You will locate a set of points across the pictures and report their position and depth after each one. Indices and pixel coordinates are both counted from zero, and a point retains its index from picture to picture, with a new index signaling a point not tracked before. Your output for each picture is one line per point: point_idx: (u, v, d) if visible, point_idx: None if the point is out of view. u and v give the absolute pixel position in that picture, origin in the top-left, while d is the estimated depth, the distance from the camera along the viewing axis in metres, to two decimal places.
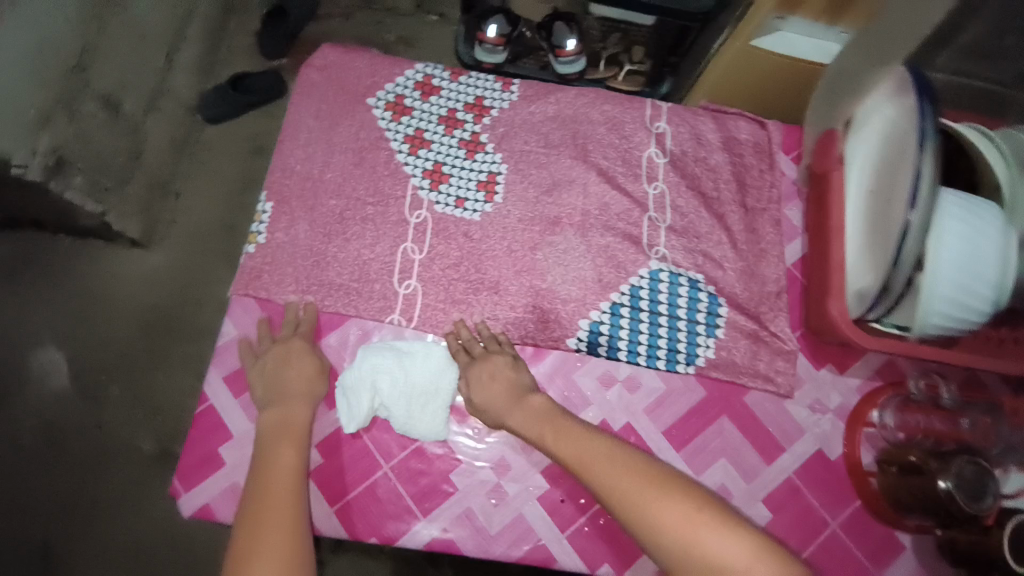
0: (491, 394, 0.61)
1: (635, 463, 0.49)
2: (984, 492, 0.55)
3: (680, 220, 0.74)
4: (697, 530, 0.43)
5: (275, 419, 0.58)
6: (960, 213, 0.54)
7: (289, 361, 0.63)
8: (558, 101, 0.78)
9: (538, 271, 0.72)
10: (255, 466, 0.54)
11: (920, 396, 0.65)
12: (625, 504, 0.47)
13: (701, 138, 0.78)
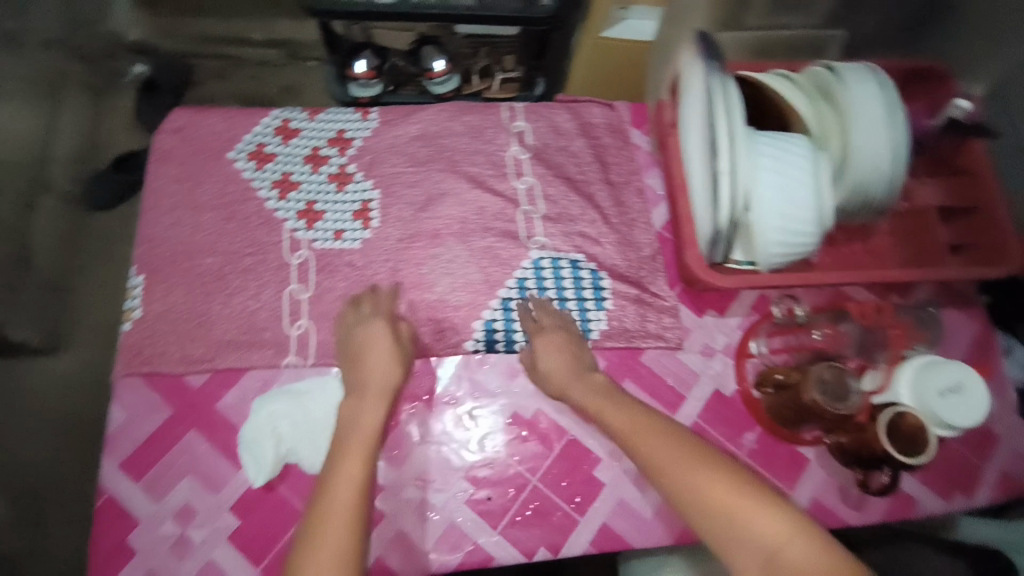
0: (554, 361, 0.63)
1: (677, 438, 0.50)
2: (849, 391, 0.56)
3: (554, 208, 0.78)
4: (744, 511, 0.43)
5: (354, 409, 0.57)
6: (768, 151, 0.60)
7: (378, 347, 0.62)
8: (420, 120, 0.79)
9: (426, 285, 0.73)
10: (331, 457, 0.54)
11: (783, 319, 0.71)
12: (674, 482, 0.47)
13: (559, 129, 0.82)
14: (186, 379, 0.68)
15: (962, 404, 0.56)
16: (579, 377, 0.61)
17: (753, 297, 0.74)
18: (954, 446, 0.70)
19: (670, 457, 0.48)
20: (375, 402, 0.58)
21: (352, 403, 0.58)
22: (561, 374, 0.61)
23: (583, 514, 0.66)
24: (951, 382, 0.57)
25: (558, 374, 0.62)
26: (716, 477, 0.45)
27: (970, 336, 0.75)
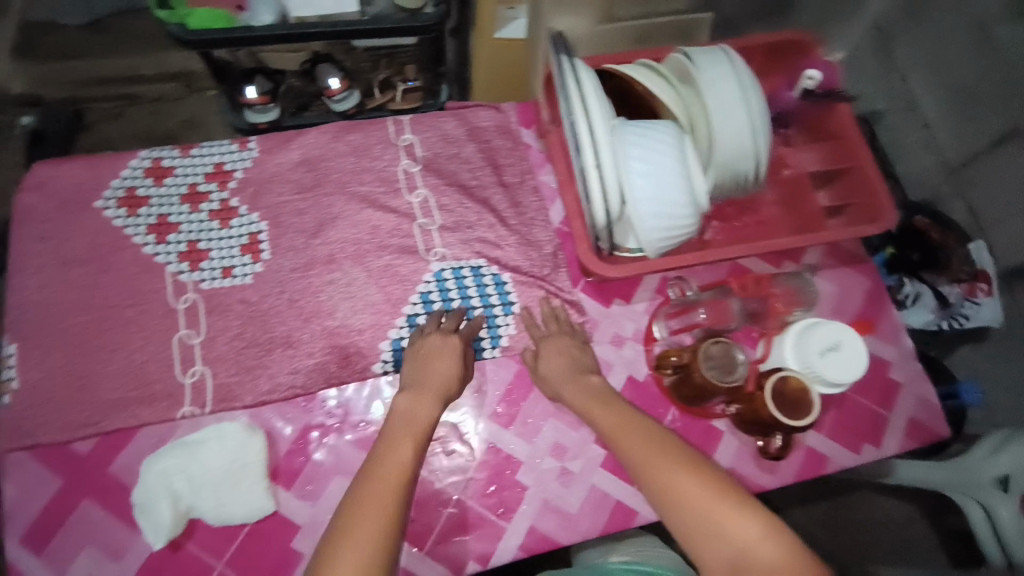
0: (553, 366, 0.65)
1: (661, 441, 0.53)
2: (735, 362, 0.59)
3: (450, 217, 0.77)
4: (717, 513, 0.47)
5: (409, 404, 0.58)
6: (634, 137, 0.61)
7: (445, 354, 0.63)
8: (301, 144, 0.77)
9: (326, 312, 0.71)
10: (380, 442, 0.55)
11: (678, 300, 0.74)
12: (654, 485, 0.51)
13: (447, 137, 0.81)
14: (74, 447, 0.64)
15: (843, 360, 0.59)
16: (574, 381, 0.63)
17: (655, 280, 0.75)
18: (860, 402, 0.72)
19: (661, 463, 0.51)
20: (427, 398, 0.59)
21: (410, 399, 0.58)
22: (561, 377, 0.64)
23: (508, 521, 0.65)
24: (831, 341, 0.60)
25: (559, 377, 0.64)
26: (700, 486, 0.49)
27: (864, 291, 0.78)
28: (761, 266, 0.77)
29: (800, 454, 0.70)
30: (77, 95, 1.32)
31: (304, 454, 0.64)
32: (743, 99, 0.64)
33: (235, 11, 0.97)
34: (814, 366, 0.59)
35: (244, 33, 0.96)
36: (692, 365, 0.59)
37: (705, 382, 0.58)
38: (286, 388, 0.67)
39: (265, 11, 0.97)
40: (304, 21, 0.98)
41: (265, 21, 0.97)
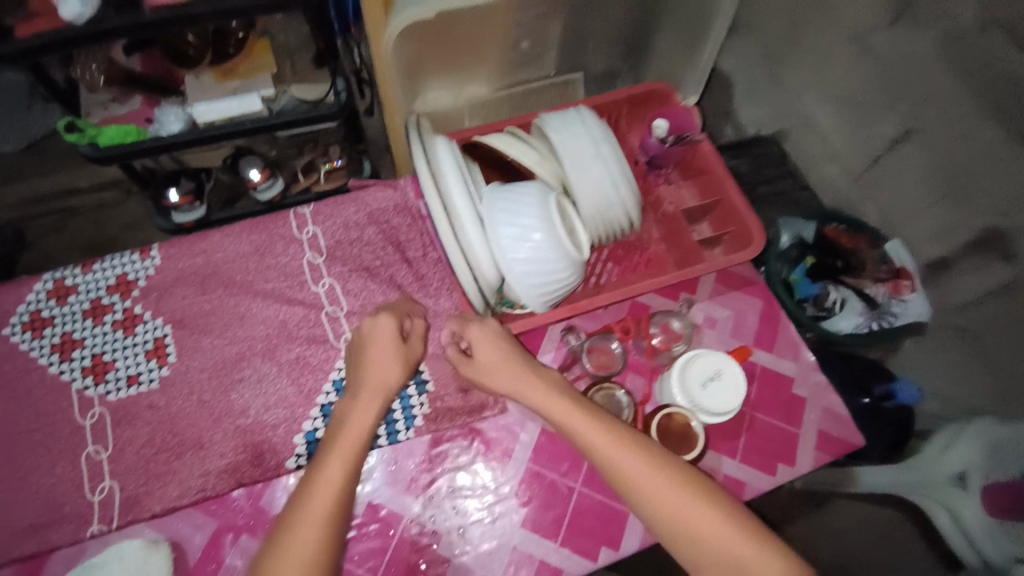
0: (488, 353, 0.66)
1: (644, 451, 0.58)
2: None
3: (356, 301, 0.79)
4: (691, 512, 0.55)
5: (346, 408, 0.63)
6: (502, 203, 0.65)
7: (381, 343, 0.67)
8: (204, 249, 0.79)
9: (237, 410, 0.72)
10: (322, 451, 0.60)
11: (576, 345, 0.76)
12: (638, 485, 0.57)
13: (348, 223, 0.84)
14: None
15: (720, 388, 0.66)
16: (507, 369, 0.65)
17: (554, 329, 0.76)
18: (768, 421, 0.75)
19: (668, 488, 0.56)
20: (369, 401, 0.63)
21: (348, 402, 0.64)
22: (508, 376, 0.64)
23: None
24: (709, 373, 0.66)
25: (507, 364, 0.65)
26: (679, 490, 0.56)
27: (759, 312, 0.82)
28: (662, 300, 0.81)
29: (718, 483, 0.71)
30: (15, 217, 1.35)
31: (216, 557, 0.64)
32: (598, 151, 0.69)
33: (146, 125, 1.02)
34: (692, 395, 0.66)
35: (152, 143, 1.00)
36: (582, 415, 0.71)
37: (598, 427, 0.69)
38: (196, 492, 0.67)
39: (174, 119, 1.02)
40: (212, 125, 1.03)
41: (175, 130, 1.02)
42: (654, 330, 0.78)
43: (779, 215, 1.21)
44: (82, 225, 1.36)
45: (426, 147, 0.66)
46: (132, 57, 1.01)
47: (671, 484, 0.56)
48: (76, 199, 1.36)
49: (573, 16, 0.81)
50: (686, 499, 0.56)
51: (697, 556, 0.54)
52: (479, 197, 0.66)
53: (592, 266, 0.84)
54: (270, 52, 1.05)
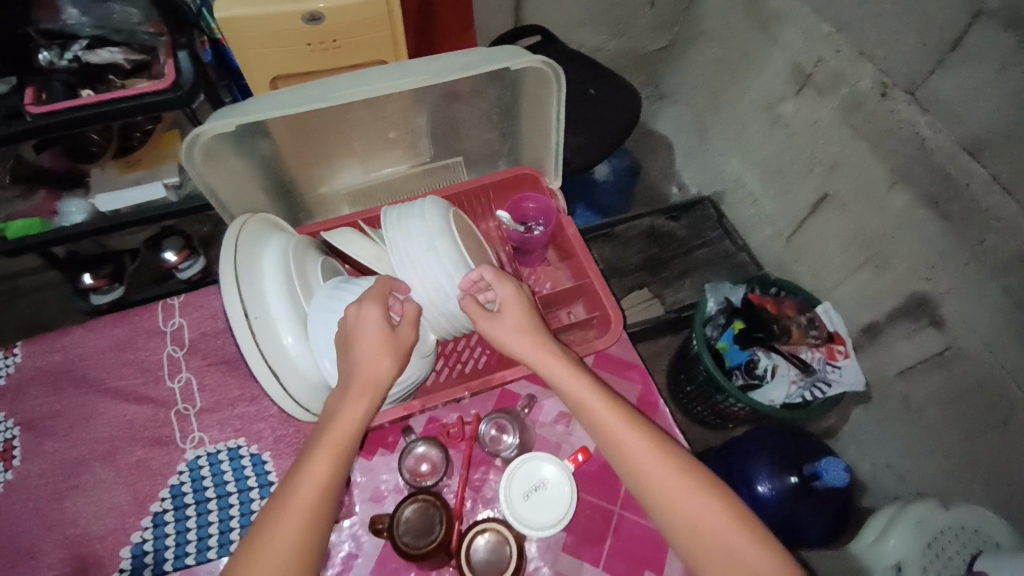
0: (515, 316, 0.65)
1: (654, 445, 0.61)
2: (433, 523, 0.62)
3: (210, 397, 0.77)
4: (694, 507, 0.58)
5: (336, 403, 0.59)
6: (325, 308, 0.64)
7: (368, 332, 0.59)
8: (63, 345, 0.79)
9: (68, 519, 0.69)
10: (314, 441, 0.58)
11: (408, 448, 0.69)
12: (646, 473, 0.59)
13: (218, 313, 0.83)
14: None
15: (546, 498, 0.66)
16: (533, 339, 0.64)
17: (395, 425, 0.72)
18: (637, 520, 0.69)
19: (662, 475, 0.59)
20: (358, 397, 0.59)
21: (337, 394, 0.60)
22: (528, 346, 0.64)
23: None
24: (535, 480, 0.66)
25: (520, 340, 0.64)
26: (687, 484, 0.58)
27: (636, 399, 0.78)
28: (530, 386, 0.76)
29: None
30: None
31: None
32: (431, 246, 0.68)
33: (50, 216, 1.06)
34: (515, 507, 0.65)
35: (56, 234, 1.05)
36: (390, 536, 0.62)
37: (402, 553, 0.61)
38: None
39: (76, 210, 1.06)
40: (118, 213, 1.06)
41: (77, 220, 1.06)
42: (484, 429, 0.72)
43: (707, 284, 1.23)
44: (29, 304, 1.37)
45: (241, 250, 0.63)
46: (43, 153, 1.03)
47: (677, 477, 0.59)
48: (22, 280, 1.38)
49: (435, 111, 0.80)
50: (679, 489, 0.58)
51: (683, 540, 0.57)
52: (304, 301, 0.65)
53: (460, 351, 0.83)
54: (177, 142, 1.08)
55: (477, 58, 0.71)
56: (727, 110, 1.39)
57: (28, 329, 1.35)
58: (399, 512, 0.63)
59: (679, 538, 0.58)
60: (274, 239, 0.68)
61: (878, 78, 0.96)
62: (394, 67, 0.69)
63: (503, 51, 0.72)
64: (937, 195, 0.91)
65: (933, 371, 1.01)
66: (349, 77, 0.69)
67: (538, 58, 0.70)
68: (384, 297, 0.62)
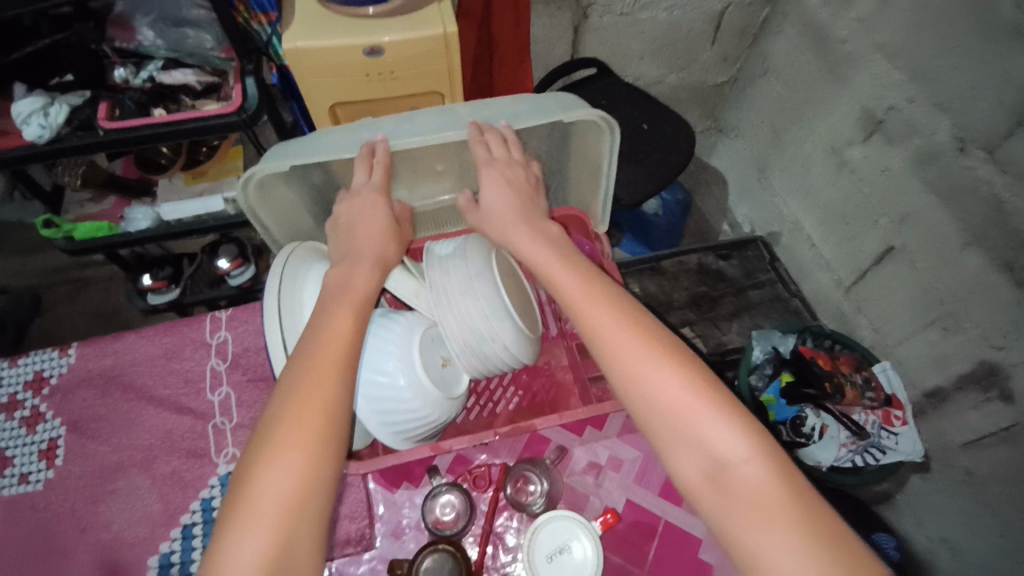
0: (497, 195, 0.68)
1: (642, 330, 0.56)
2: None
3: (246, 413, 0.79)
4: (680, 394, 0.52)
5: (345, 276, 0.63)
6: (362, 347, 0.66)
7: (376, 219, 0.68)
8: (116, 350, 0.82)
9: (101, 523, 0.71)
10: (321, 309, 0.59)
11: (436, 492, 0.68)
12: (625, 355, 0.54)
13: (261, 330, 0.85)
14: None
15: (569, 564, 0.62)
16: (519, 224, 0.67)
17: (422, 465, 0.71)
18: None
19: (632, 351, 0.54)
20: (370, 269, 0.64)
21: (344, 270, 0.63)
22: (501, 231, 0.68)
23: None
24: (560, 542, 0.64)
25: (501, 215, 0.68)
26: (675, 368, 0.53)
27: None
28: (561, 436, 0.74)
29: None
30: (34, 284, 1.45)
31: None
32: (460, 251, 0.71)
33: (118, 221, 1.11)
34: (537, 568, 0.63)
35: (122, 239, 1.10)
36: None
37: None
38: None
39: (141, 217, 1.10)
40: (178, 222, 1.10)
41: (142, 227, 1.10)
42: (509, 478, 0.70)
43: (754, 332, 1.15)
44: (95, 295, 1.46)
45: (286, 272, 0.66)
46: (116, 162, 1.16)
47: (666, 362, 0.53)
48: (91, 271, 1.47)
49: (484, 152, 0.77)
50: (659, 368, 0.53)
51: (658, 425, 0.52)
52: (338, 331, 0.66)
53: (492, 390, 0.82)
54: (240, 158, 1.16)
55: (529, 108, 0.71)
56: (788, 150, 1.33)
57: (91, 319, 1.43)
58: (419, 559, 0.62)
59: (655, 423, 0.52)
60: (315, 266, 0.69)
61: (954, 132, 0.90)
62: (447, 116, 0.70)
63: (556, 103, 0.72)
64: (1015, 260, 0.84)
65: (1000, 447, 0.93)
66: (401, 120, 0.70)
67: (592, 112, 0.69)
68: (385, 174, 0.68)
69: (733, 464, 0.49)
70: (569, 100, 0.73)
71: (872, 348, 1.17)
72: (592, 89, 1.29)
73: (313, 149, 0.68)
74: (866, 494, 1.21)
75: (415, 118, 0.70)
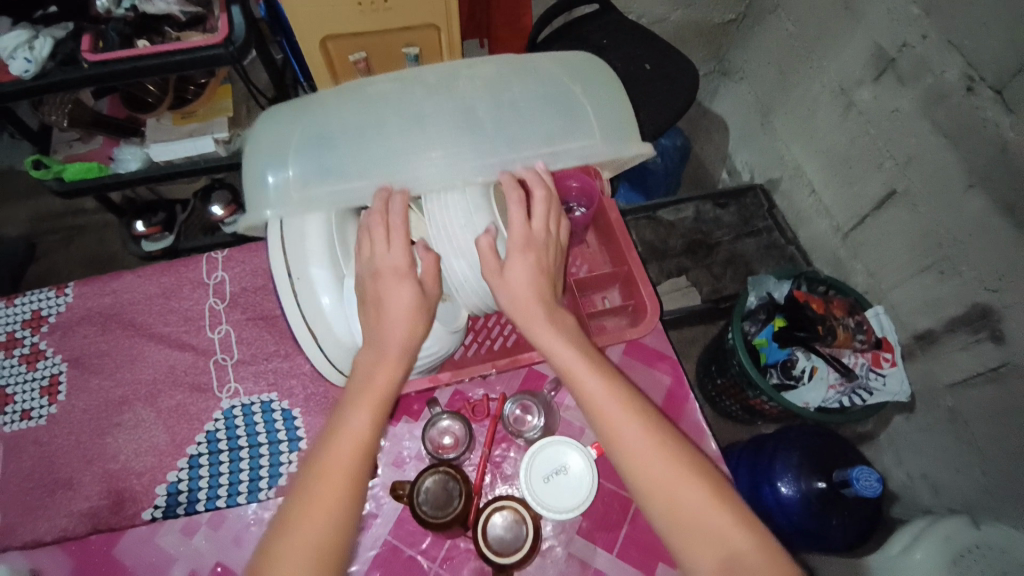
0: (521, 273, 0.60)
1: (664, 441, 0.55)
2: (453, 496, 0.62)
3: (247, 350, 0.79)
4: (700, 507, 0.52)
5: (370, 362, 0.57)
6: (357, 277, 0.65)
7: (399, 299, 0.59)
8: (114, 289, 0.82)
9: (109, 454, 0.73)
10: (345, 400, 0.56)
11: (433, 423, 0.70)
12: (643, 466, 0.53)
13: (258, 270, 0.85)
14: None
15: (564, 482, 0.65)
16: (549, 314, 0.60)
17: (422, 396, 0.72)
18: None
19: (658, 467, 0.53)
20: (387, 363, 0.57)
21: (370, 356, 0.58)
22: (520, 316, 0.60)
23: None
24: (556, 465, 0.66)
25: (524, 300, 0.60)
26: (696, 483, 0.53)
27: (665, 391, 0.80)
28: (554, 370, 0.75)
29: None
30: (26, 232, 1.43)
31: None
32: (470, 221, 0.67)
33: (107, 162, 1.10)
34: (536, 490, 0.65)
35: (114, 180, 1.08)
36: (410, 504, 0.62)
37: (421, 522, 0.61)
38: (56, 533, 0.69)
39: (130, 158, 1.09)
40: (170, 163, 1.09)
41: (132, 167, 1.09)
42: (508, 408, 0.71)
43: (749, 276, 1.15)
44: (87, 243, 1.44)
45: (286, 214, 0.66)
46: (102, 100, 1.12)
47: (687, 475, 0.53)
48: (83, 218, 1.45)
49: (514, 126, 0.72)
50: (684, 481, 0.53)
51: (676, 533, 0.52)
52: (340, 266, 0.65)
53: (491, 328, 0.83)
54: (229, 96, 1.13)
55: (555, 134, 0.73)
56: (794, 93, 1.30)
57: (85, 266, 1.42)
58: (420, 482, 0.63)
59: (671, 530, 0.52)
60: (314, 207, 0.67)
61: (965, 70, 0.88)
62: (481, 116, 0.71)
63: (583, 127, 0.74)
64: (1016, 201, 0.83)
65: (986, 385, 0.95)
66: (422, 131, 0.70)
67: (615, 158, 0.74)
68: (406, 253, 0.60)
69: (742, 558, 0.50)
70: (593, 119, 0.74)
71: (866, 293, 1.18)
72: (594, 30, 1.25)
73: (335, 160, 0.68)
74: (851, 434, 1.26)
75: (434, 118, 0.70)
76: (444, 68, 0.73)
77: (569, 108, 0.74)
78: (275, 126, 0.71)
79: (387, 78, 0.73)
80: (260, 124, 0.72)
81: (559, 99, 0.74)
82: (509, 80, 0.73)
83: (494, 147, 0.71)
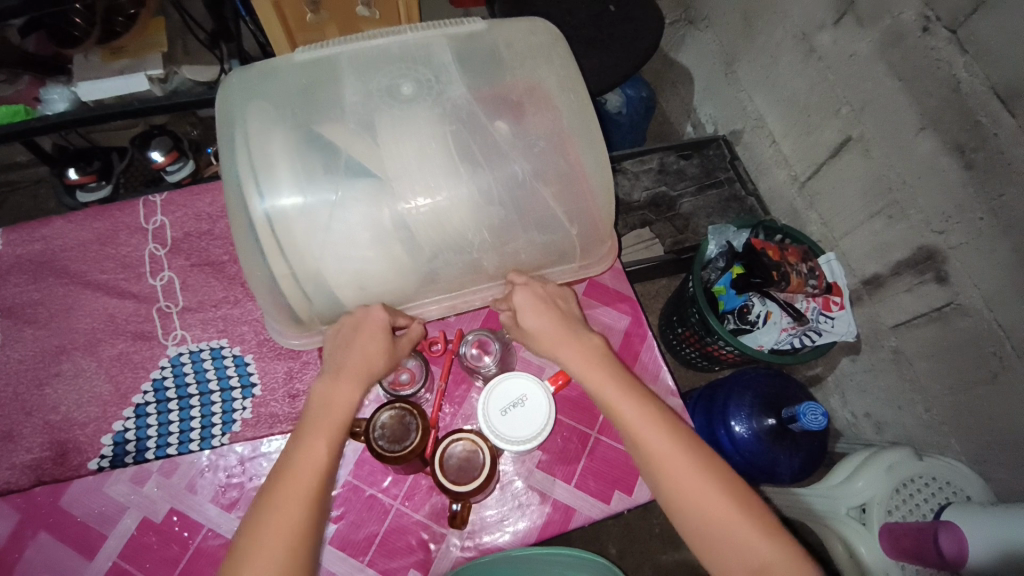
0: (541, 321, 0.65)
1: (697, 457, 0.56)
2: (408, 431, 0.62)
3: (193, 297, 0.76)
4: (730, 518, 0.53)
5: (327, 391, 0.58)
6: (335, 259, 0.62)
7: (368, 339, 0.60)
8: (44, 235, 0.77)
9: (49, 406, 0.70)
10: (297, 431, 0.56)
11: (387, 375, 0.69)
12: (677, 476, 0.55)
13: (200, 215, 0.80)
14: None
15: (521, 413, 0.66)
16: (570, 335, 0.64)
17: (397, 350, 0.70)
18: (613, 445, 0.71)
19: (688, 476, 0.55)
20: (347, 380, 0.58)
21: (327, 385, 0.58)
22: (548, 338, 0.64)
23: None
24: (513, 398, 0.67)
25: (549, 330, 0.64)
26: (729, 497, 0.54)
27: (624, 330, 0.81)
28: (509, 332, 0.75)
29: (547, 508, 0.68)
30: None
31: (21, 547, 0.63)
32: (461, 241, 0.64)
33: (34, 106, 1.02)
34: (493, 422, 0.65)
35: (40, 122, 0.98)
36: (365, 439, 0.62)
37: (377, 456, 0.60)
38: None
39: (58, 98, 1.02)
40: (99, 103, 1.02)
41: (60, 109, 1.01)
42: (464, 347, 0.72)
43: (709, 224, 1.16)
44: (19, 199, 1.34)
45: (287, 256, 0.60)
46: None
47: (718, 487, 0.55)
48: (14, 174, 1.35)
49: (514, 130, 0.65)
50: (717, 492, 0.54)
51: (702, 536, 0.54)
52: (318, 259, 0.61)
53: None
54: (163, 31, 1.05)
55: (568, 216, 0.67)
56: (758, 40, 1.28)
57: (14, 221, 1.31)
58: (375, 418, 0.62)
59: (697, 533, 0.54)
60: (289, 182, 0.60)
61: (922, 11, 0.87)
62: (475, 124, 0.64)
63: (600, 217, 0.70)
64: (965, 142, 0.85)
65: (929, 325, 0.99)
66: (420, 141, 0.63)
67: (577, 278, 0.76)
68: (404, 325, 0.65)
69: (770, 568, 0.51)
70: (603, 208, 0.69)
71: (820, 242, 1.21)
72: None
73: (335, 196, 0.60)
74: (801, 377, 1.32)
75: (424, 122, 0.63)
76: (468, 116, 0.64)
77: (591, 191, 0.68)
78: (261, 103, 0.64)
79: (407, 116, 0.63)
80: (255, 131, 0.62)
81: (585, 179, 0.67)
82: (527, 121, 0.66)
83: (502, 210, 0.64)
